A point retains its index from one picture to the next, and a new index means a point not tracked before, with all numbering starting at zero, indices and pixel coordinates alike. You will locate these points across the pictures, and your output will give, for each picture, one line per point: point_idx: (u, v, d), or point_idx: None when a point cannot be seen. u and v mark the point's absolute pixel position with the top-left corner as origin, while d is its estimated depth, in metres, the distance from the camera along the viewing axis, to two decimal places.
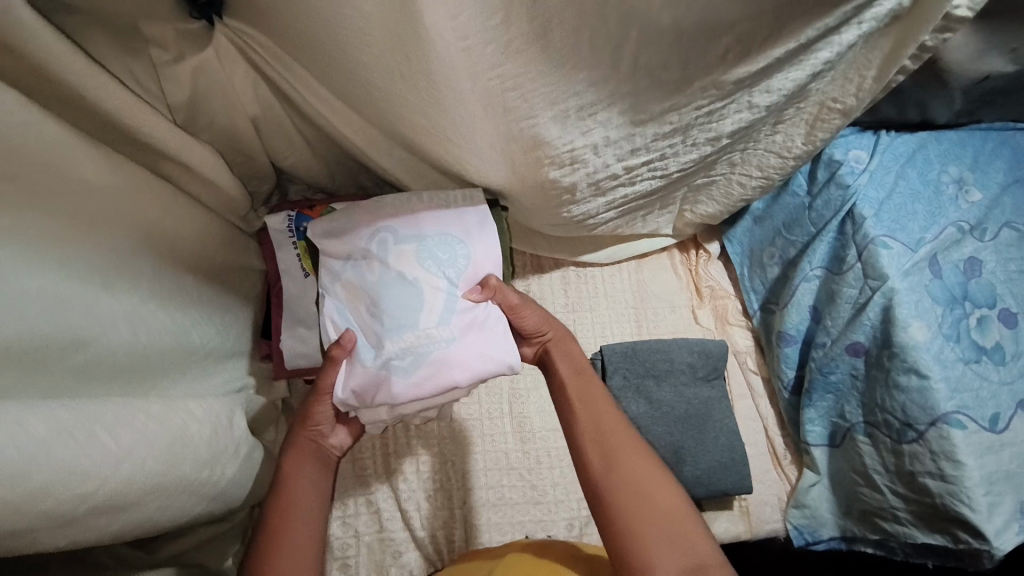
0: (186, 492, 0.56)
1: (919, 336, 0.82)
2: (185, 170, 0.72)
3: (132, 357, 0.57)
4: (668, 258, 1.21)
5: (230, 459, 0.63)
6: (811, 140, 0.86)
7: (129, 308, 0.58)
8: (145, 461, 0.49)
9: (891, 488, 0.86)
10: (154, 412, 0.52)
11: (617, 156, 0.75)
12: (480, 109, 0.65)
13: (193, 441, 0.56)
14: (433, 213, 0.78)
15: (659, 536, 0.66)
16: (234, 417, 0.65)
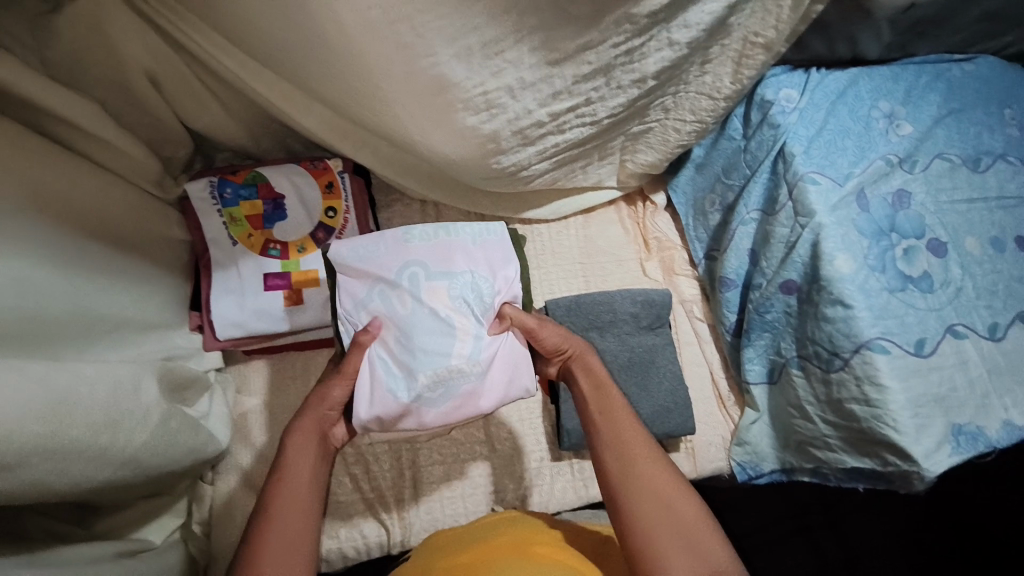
0: (87, 454, 0.56)
1: (844, 268, 0.84)
2: (78, 133, 0.68)
3: (23, 322, 0.56)
4: (615, 211, 1.21)
5: (137, 426, 0.63)
6: (738, 78, 0.86)
7: (20, 273, 0.56)
8: (22, 422, 0.48)
9: (822, 417, 0.89)
10: (32, 373, 0.51)
11: (537, 101, 0.74)
12: (379, 53, 0.61)
13: (83, 403, 0.55)
14: (461, 245, 0.78)
15: (673, 539, 0.63)
16: (139, 386, 0.65)
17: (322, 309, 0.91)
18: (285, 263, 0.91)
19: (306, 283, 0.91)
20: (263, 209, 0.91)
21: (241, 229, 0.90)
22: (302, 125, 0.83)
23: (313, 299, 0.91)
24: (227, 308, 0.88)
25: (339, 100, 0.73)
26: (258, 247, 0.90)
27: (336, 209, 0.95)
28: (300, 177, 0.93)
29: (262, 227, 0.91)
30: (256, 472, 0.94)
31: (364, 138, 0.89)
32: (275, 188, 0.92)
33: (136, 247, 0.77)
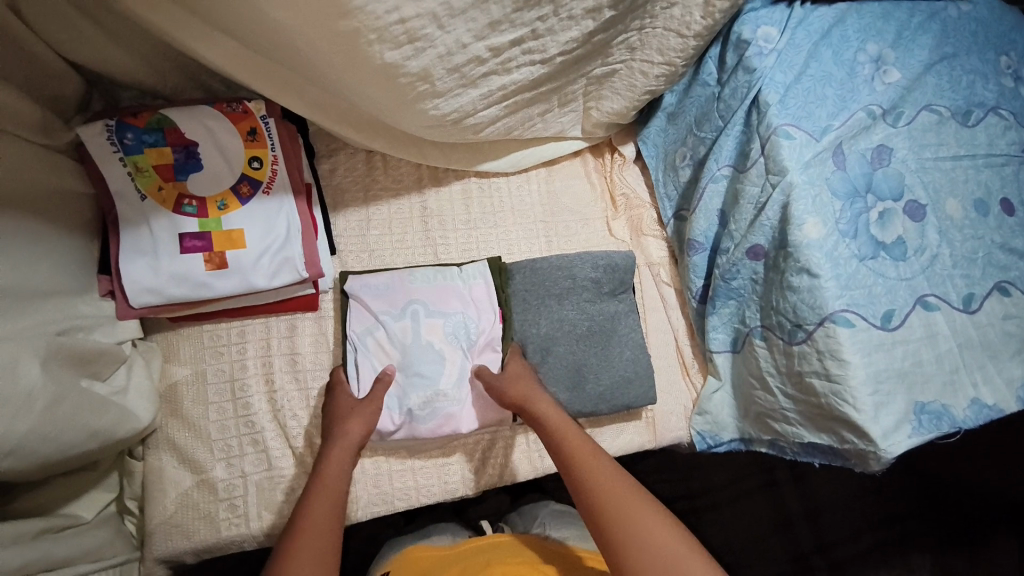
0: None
1: (814, 233, 0.77)
2: None
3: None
4: (581, 165, 1.12)
5: (15, 415, 0.57)
6: (709, 11, 0.75)
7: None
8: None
9: (782, 389, 0.85)
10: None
11: (472, 33, 0.64)
12: None
13: None
14: (456, 290, 0.94)
15: None
16: (17, 369, 0.58)
17: (248, 272, 0.83)
18: (202, 221, 0.81)
19: (228, 243, 0.82)
20: (173, 159, 0.81)
21: (149, 181, 0.80)
22: (205, 59, 0.71)
23: (237, 262, 0.82)
24: (139, 270, 0.78)
25: (245, 26, 0.63)
26: (171, 204, 0.80)
27: (261, 159, 0.85)
28: (215, 123, 0.83)
29: (174, 180, 0.81)
30: (185, 444, 0.85)
31: (286, 79, 0.78)
32: (187, 135, 0.82)
33: (29, 203, 0.69)
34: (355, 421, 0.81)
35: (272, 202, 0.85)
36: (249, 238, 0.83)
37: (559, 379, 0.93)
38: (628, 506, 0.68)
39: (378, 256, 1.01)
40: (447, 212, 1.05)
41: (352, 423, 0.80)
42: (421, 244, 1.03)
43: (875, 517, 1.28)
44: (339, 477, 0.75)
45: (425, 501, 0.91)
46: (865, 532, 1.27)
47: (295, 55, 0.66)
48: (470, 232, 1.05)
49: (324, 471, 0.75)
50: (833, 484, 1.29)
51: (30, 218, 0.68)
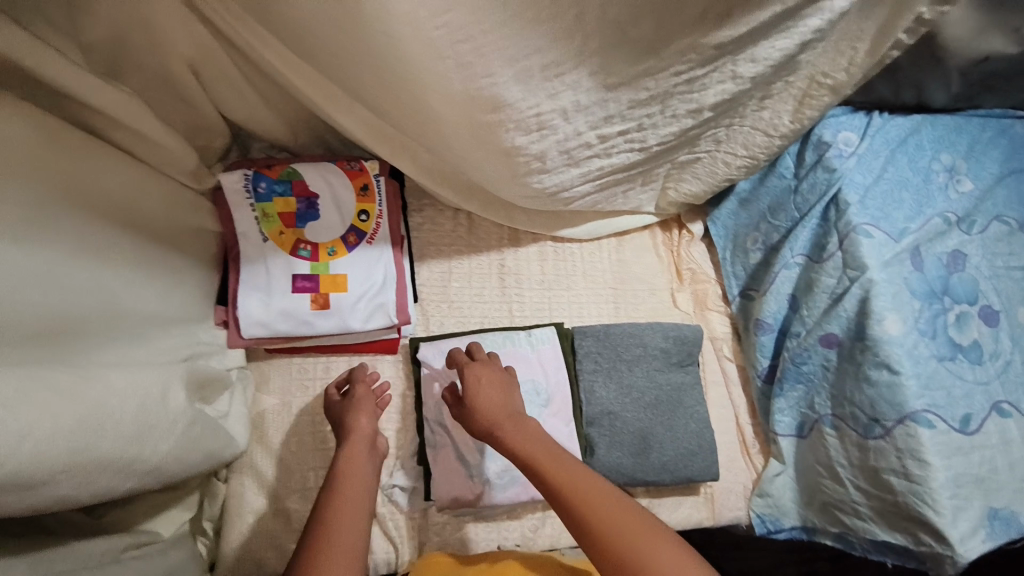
0: (106, 466, 0.52)
1: (893, 330, 0.80)
2: (104, 116, 0.65)
3: (40, 313, 0.52)
4: (649, 237, 1.18)
5: (163, 435, 0.61)
6: (798, 117, 0.80)
7: (44, 259, 0.54)
8: (59, 439, 0.47)
9: (854, 483, 0.86)
10: (67, 386, 0.49)
11: (589, 123, 0.70)
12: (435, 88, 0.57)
13: (116, 416, 0.54)
14: (523, 359, 0.99)
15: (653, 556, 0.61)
16: (168, 393, 0.64)
17: (348, 315, 0.90)
18: (314, 265, 0.90)
19: (334, 285, 0.90)
20: (296, 207, 0.90)
21: (272, 225, 0.89)
22: (341, 125, 0.80)
23: (340, 303, 0.90)
24: (254, 306, 0.87)
25: (388, 110, 0.70)
26: (288, 247, 0.89)
27: (368, 212, 0.93)
28: (335, 178, 0.92)
29: (293, 226, 0.90)
30: (267, 471, 0.90)
31: (402, 143, 0.86)
32: (309, 187, 0.91)
33: (171, 240, 0.77)
34: (362, 417, 0.85)
35: (375, 251, 0.93)
36: (350, 282, 0.91)
37: (624, 445, 0.95)
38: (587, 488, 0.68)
39: (456, 307, 1.07)
40: (524, 271, 1.12)
41: (359, 424, 0.84)
42: (497, 299, 1.09)
43: None
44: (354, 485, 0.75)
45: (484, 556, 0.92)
46: None
47: (427, 134, 0.73)
48: (543, 292, 1.11)
49: (347, 483, 0.75)
50: None
51: (168, 253, 0.76)
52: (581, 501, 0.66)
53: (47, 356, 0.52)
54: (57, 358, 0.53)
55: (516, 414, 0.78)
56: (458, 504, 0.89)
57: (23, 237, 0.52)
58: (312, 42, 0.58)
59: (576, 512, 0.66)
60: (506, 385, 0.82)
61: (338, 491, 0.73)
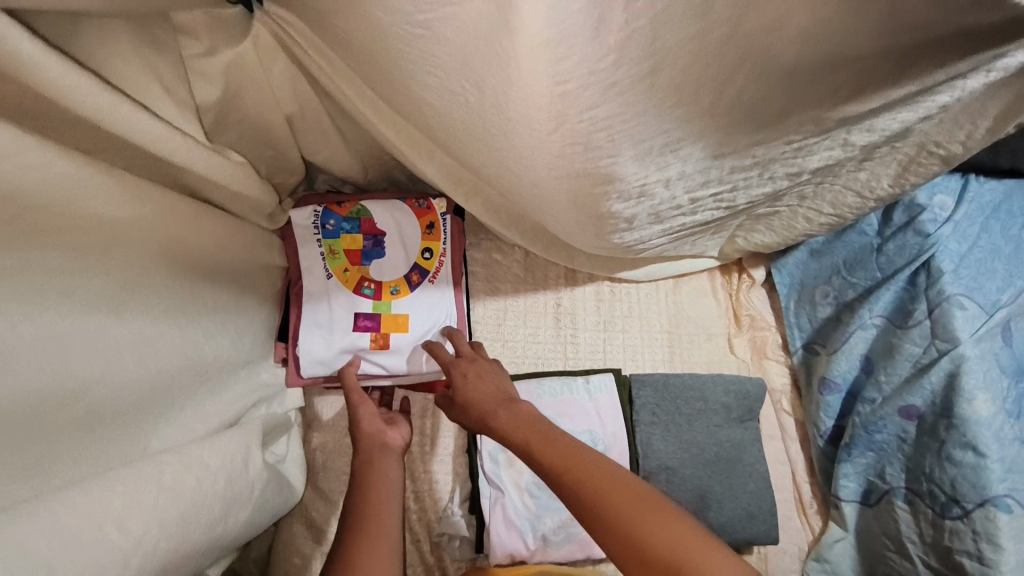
0: (197, 549, 0.53)
1: (984, 410, 0.77)
2: (204, 181, 0.62)
3: (137, 386, 0.53)
4: (708, 281, 1.14)
5: (243, 505, 0.61)
6: (899, 182, 0.76)
7: (142, 327, 0.54)
8: (156, 542, 0.47)
9: (923, 560, 0.84)
10: (165, 483, 0.50)
11: (686, 189, 0.67)
12: (549, 162, 0.54)
13: (205, 500, 0.54)
14: (581, 408, 0.96)
15: (648, 515, 0.57)
16: (249, 459, 0.62)
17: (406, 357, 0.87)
18: (376, 304, 0.87)
19: (395, 326, 0.87)
20: (362, 245, 0.88)
21: (338, 263, 0.87)
22: (421, 170, 0.77)
23: (400, 345, 0.87)
24: (316, 345, 0.84)
25: (477, 164, 0.67)
26: (352, 284, 0.87)
27: (432, 250, 0.90)
28: (402, 216, 0.89)
29: (359, 263, 0.87)
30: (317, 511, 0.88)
31: (473, 184, 0.82)
32: (377, 224, 0.89)
33: (240, 282, 0.75)
34: (366, 402, 0.77)
35: (437, 291, 0.89)
36: (412, 323, 0.87)
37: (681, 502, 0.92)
38: (567, 458, 0.63)
39: (510, 347, 1.05)
40: (579, 311, 1.09)
41: (365, 408, 0.76)
42: (552, 339, 1.06)
43: None
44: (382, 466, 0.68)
45: None
46: None
47: (513, 190, 0.70)
48: (599, 334, 1.08)
49: (370, 467, 0.68)
50: None
51: (239, 294, 0.74)
52: (563, 457, 0.63)
53: (142, 433, 0.53)
54: (145, 426, 0.53)
55: (511, 399, 0.72)
56: (512, 558, 0.86)
57: (123, 307, 0.52)
58: (420, 101, 0.55)
59: (585, 500, 0.59)
60: (493, 373, 0.78)
61: (358, 483, 0.66)
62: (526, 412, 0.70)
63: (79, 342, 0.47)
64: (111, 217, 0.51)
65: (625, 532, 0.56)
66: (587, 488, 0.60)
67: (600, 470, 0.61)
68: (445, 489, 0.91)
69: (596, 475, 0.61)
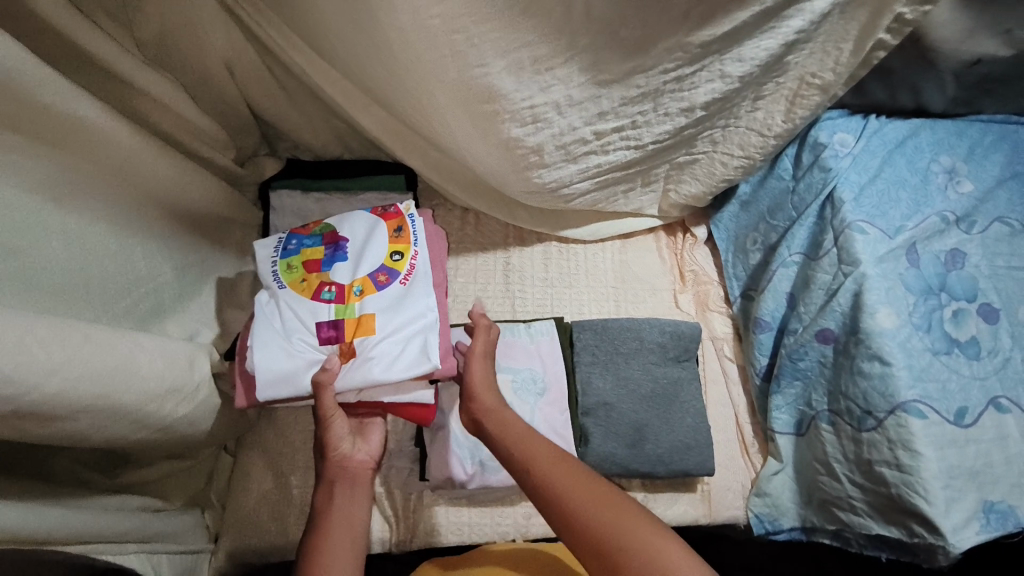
0: (126, 410, 0.60)
1: (886, 322, 0.80)
2: (149, 98, 0.72)
3: (68, 274, 0.63)
4: (654, 240, 1.19)
5: (181, 401, 0.68)
6: (790, 118, 0.83)
7: (74, 226, 0.64)
8: (81, 381, 0.54)
9: (849, 478, 0.84)
10: (97, 338, 0.57)
11: (583, 118, 0.75)
12: (431, 73, 0.64)
13: (139, 373, 0.61)
14: (521, 349, 1.01)
15: (607, 509, 0.61)
16: (195, 362, 0.70)
17: (371, 365, 0.73)
18: (339, 309, 0.76)
19: (361, 332, 0.75)
20: (322, 254, 0.80)
21: (296, 274, 0.79)
22: (362, 123, 0.87)
23: (369, 353, 0.74)
24: (272, 357, 0.73)
25: (396, 103, 0.76)
26: (312, 291, 0.77)
27: (403, 252, 0.81)
28: (369, 223, 0.82)
29: (320, 270, 0.79)
30: (276, 450, 0.95)
31: (414, 142, 0.92)
32: (341, 234, 0.82)
33: (197, 225, 0.84)
34: (334, 438, 0.77)
35: (411, 293, 0.78)
36: (382, 322, 0.76)
37: (619, 436, 0.96)
38: (541, 458, 0.68)
39: (462, 302, 1.11)
40: (527, 268, 1.15)
41: (334, 446, 0.77)
42: (500, 294, 1.12)
43: None
44: (338, 508, 0.71)
45: (476, 540, 0.93)
46: None
47: (432, 130, 0.79)
48: (545, 289, 1.14)
49: (330, 509, 0.70)
50: None
51: (192, 233, 0.83)
52: (534, 453, 0.69)
53: (84, 311, 0.64)
54: (75, 307, 0.63)
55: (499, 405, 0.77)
56: (452, 484, 0.91)
57: (68, 201, 0.63)
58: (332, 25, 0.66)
59: (553, 494, 0.64)
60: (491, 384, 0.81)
61: (318, 528, 0.68)
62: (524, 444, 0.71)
63: (18, 217, 0.57)
64: (97, 127, 0.62)
65: (586, 524, 0.61)
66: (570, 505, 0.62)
67: (568, 467, 0.66)
68: (393, 424, 0.97)
69: (562, 470, 0.66)
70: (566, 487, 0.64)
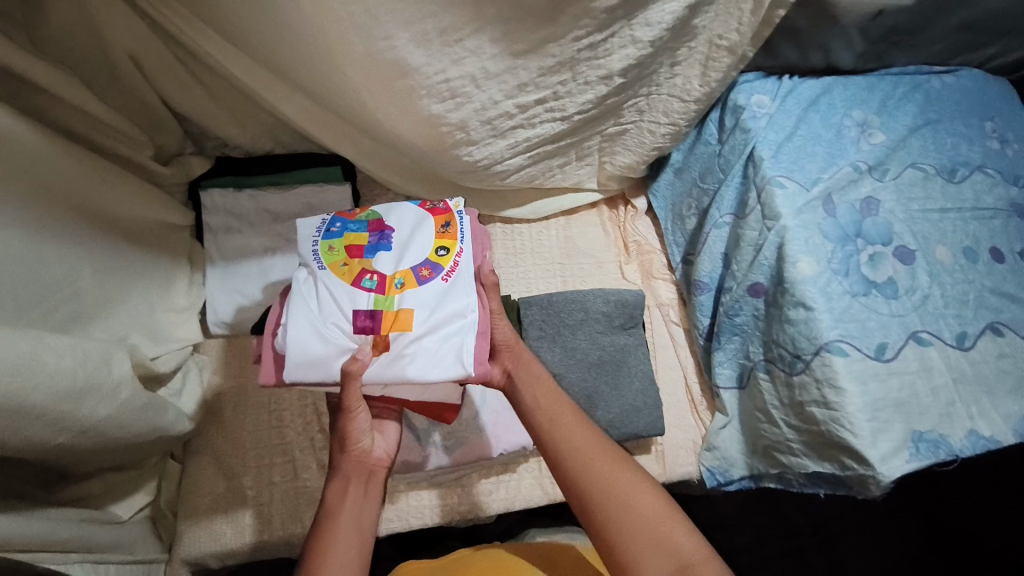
0: (37, 411, 0.58)
1: (807, 270, 0.84)
2: (49, 96, 0.69)
3: None
4: (596, 215, 1.20)
5: (103, 400, 0.66)
6: (706, 81, 0.87)
7: None
8: None
9: (786, 421, 0.88)
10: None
11: (504, 92, 0.76)
12: (338, 48, 0.64)
13: (48, 371, 0.58)
14: None
15: (611, 476, 0.64)
16: (110, 359, 0.68)
17: (407, 361, 0.64)
18: (378, 300, 0.67)
19: (397, 325, 0.65)
20: (366, 241, 0.70)
21: (335, 258, 0.69)
22: (283, 112, 0.86)
23: (405, 348, 0.64)
24: (304, 338, 0.65)
25: (317, 85, 0.75)
26: (352, 277, 0.68)
27: (448, 248, 0.70)
28: (416, 215, 0.73)
29: (362, 257, 0.69)
30: (225, 453, 0.92)
31: (345, 129, 0.91)
32: (387, 222, 0.72)
33: (122, 227, 0.81)
34: (357, 431, 0.70)
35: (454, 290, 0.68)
36: (420, 319, 0.66)
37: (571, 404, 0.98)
38: (555, 416, 0.69)
39: None
40: None
41: (356, 441, 0.70)
42: None
43: None
44: (349, 509, 0.66)
45: (439, 521, 0.93)
46: None
47: (356, 111, 0.78)
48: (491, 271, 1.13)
49: (338, 509, 0.66)
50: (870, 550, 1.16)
51: (117, 235, 0.80)
52: (550, 411, 0.69)
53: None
54: None
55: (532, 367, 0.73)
56: (407, 467, 0.91)
57: None
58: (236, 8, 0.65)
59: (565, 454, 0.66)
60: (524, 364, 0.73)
61: (322, 529, 0.64)
62: (563, 410, 0.69)
63: None
64: None
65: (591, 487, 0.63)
66: (613, 484, 0.63)
67: (580, 426, 0.68)
68: None
69: (574, 429, 0.67)
70: (578, 447, 0.66)
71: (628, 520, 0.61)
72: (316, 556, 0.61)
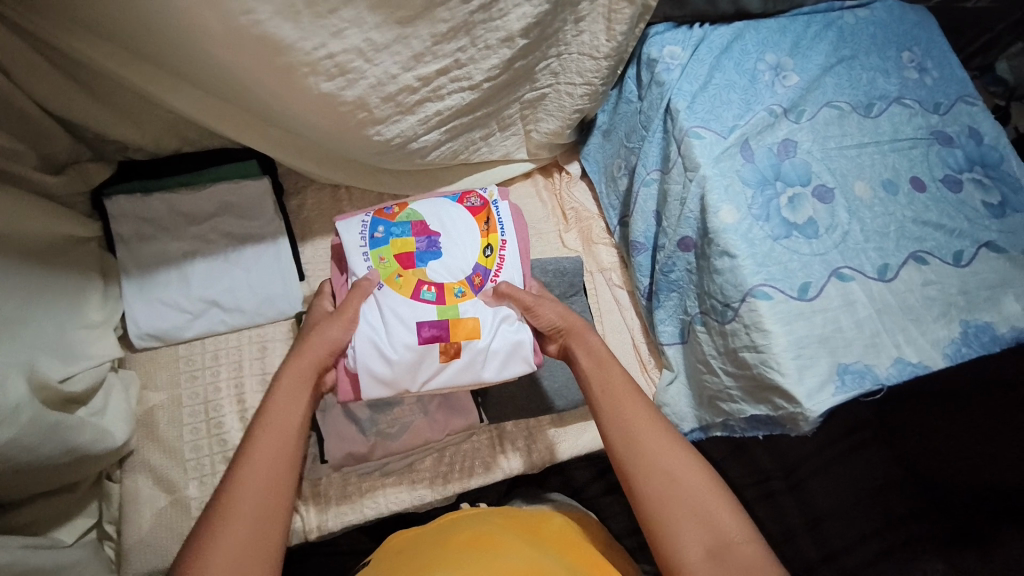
0: None
1: (729, 218, 0.84)
2: None
3: None
4: (532, 184, 1.17)
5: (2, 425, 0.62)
6: (612, 35, 0.87)
7: None
8: None
9: (723, 369, 0.89)
10: None
11: (399, 64, 0.73)
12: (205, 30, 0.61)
13: None
14: None
15: (665, 453, 0.62)
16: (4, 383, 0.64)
17: (480, 366, 0.73)
18: (440, 309, 0.73)
19: (466, 333, 0.72)
20: (415, 247, 0.76)
21: (388, 268, 0.75)
22: (174, 106, 0.82)
23: (475, 355, 0.72)
24: (370, 354, 0.69)
25: (203, 70, 0.72)
26: (411, 289, 0.73)
27: (492, 245, 0.78)
28: (457, 212, 0.79)
29: (413, 266, 0.75)
30: (163, 467, 0.89)
31: (248, 121, 0.88)
32: (430, 225, 0.78)
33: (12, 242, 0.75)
34: (319, 342, 0.69)
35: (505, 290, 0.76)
36: (483, 326, 0.73)
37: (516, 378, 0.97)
38: (614, 385, 0.68)
39: None
40: None
41: (317, 347, 0.69)
42: None
43: (879, 518, 1.17)
44: (285, 414, 0.63)
45: (395, 509, 0.92)
46: (870, 538, 1.15)
47: (251, 95, 0.76)
48: None
49: (275, 413, 0.63)
50: (835, 485, 1.19)
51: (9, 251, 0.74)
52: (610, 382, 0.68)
53: None
54: None
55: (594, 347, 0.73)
56: (354, 460, 0.89)
57: None
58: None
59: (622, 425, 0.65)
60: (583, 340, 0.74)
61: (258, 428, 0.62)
62: (646, 402, 0.67)
63: None
64: None
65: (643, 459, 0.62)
66: (667, 464, 0.61)
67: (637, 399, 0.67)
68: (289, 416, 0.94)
69: (633, 403, 0.66)
70: (636, 418, 0.65)
71: (678, 497, 0.60)
72: (248, 454, 0.60)
